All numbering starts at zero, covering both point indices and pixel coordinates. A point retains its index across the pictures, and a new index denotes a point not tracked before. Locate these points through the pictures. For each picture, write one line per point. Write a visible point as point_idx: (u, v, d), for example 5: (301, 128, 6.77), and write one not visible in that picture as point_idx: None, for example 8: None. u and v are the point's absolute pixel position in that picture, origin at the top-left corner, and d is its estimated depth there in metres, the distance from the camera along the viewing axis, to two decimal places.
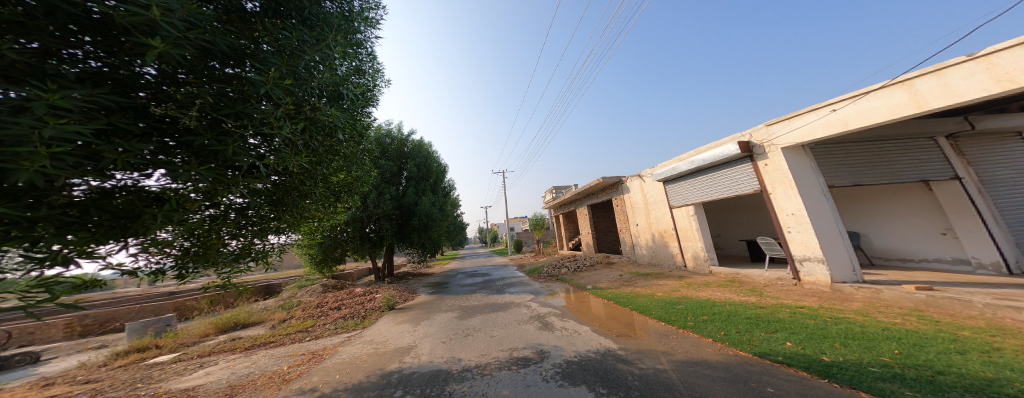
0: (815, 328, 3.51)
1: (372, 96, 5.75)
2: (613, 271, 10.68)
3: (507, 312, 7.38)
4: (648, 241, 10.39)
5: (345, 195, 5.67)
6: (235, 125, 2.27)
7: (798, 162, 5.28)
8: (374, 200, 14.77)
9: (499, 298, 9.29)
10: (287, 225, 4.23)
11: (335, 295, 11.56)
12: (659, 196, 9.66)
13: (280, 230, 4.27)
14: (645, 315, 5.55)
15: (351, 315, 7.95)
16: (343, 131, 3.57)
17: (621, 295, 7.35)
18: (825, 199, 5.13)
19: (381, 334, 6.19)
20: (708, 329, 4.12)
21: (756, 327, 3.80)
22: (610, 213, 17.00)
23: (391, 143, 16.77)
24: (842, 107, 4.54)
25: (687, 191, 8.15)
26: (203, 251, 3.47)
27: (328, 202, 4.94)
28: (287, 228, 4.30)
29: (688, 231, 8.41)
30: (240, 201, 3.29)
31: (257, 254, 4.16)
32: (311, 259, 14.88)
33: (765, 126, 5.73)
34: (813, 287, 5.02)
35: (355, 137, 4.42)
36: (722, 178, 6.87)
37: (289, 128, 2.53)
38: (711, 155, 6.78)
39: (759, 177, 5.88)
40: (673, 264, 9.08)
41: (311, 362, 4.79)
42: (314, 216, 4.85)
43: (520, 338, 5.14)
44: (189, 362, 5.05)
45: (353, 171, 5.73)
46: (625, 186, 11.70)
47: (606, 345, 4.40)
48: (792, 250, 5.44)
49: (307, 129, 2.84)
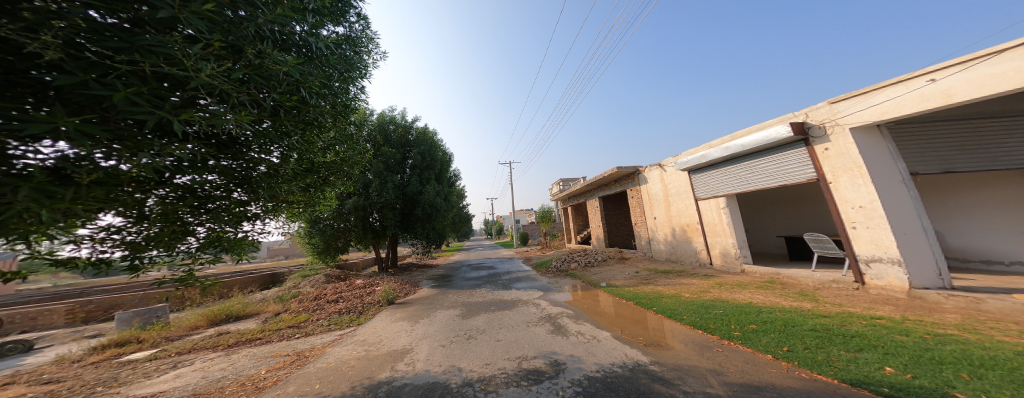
0: (917, 348, 2.68)
1: (363, 65, 5.08)
2: (628, 267, 9.93)
3: (514, 311, 6.73)
4: (667, 235, 9.56)
5: (332, 179, 5.04)
6: (123, 63, 1.54)
7: (870, 145, 4.43)
8: (376, 189, 14.28)
9: (505, 294, 8.67)
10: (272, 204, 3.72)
11: (335, 286, 11.14)
12: (681, 186, 8.79)
13: (268, 211, 3.76)
14: (673, 319, 4.76)
15: (347, 310, 7.43)
16: (312, 94, 2.90)
17: (642, 294, 6.55)
18: (905, 189, 4.26)
19: (374, 333, 5.65)
20: (761, 342, 3.34)
21: (831, 343, 2.99)
22: (623, 205, 16.13)
23: (394, 130, 16.19)
24: (946, 76, 3.62)
25: (717, 181, 7.29)
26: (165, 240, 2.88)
27: (312, 183, 4.36)
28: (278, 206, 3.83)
29: (716, 225, 7.53)
30: (200, 178, 2.71)
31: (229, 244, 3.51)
32: (313, 248, 14.52)
33: (827, 104, 4.86)
34: (883, 293, 4.22)
35: (336, 107, 3.74)
36: (765, 166, 6.00)
37: (218, 75, 1.85)
38: (754, 139, 5.91)
39: (814, 164, 5.05)
40: (696, 261, 8.26)
41: (293, 366, 4.26)
42: (301, 198, 4.31)
43: (530, 344, 4.48)
44: (164, 361, 4.59)
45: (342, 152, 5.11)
46: (643, 177, 10.84)
47: (634, 356, 3.67)
48: (856, 249, 4.60)
49: (251, 82, 2.16)
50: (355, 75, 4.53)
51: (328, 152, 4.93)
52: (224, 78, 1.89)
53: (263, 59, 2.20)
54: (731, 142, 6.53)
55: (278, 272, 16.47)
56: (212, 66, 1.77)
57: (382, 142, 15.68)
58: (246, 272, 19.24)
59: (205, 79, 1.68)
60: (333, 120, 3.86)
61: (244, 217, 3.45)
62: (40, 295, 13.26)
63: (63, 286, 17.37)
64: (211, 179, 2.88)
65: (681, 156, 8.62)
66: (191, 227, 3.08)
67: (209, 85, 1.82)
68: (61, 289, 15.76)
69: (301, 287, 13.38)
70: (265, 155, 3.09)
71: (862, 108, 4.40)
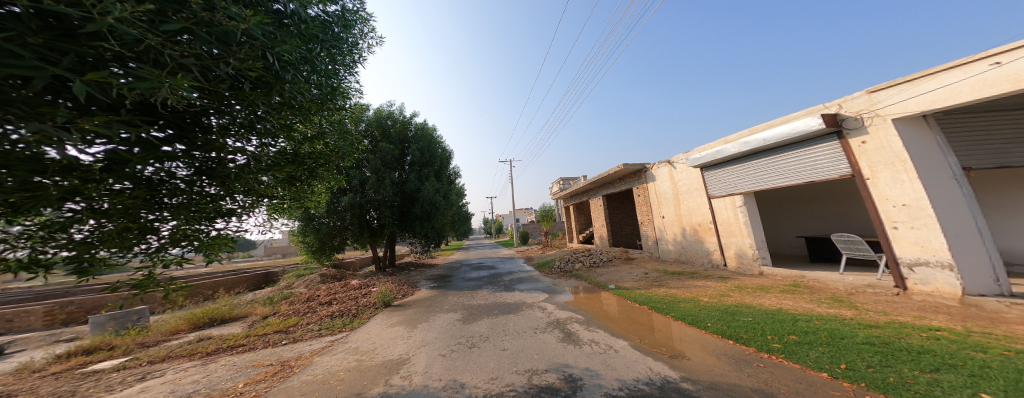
0: (1008, 370, 2.27)
1: (356, 47, 4.65)
2: (635, 268, 9.50)
3: (519, 316, 6.28)
4: (676, 235, 9.16)
5: (319, 171, 4.56)
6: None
7: (916, 137, 4.06)
8: (373, 186, 13.80)
9: (508, 296, 8.24)
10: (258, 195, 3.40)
11: (328, 287, 10.65)
12: (692, 184, 8.40)
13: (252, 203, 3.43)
14: (694, 325, 4.36)
15: (341, 314, 6.97)
16: (284, 65, 2.46)
17: (656, 296, 6.13)
18: (955, 186, 3.90)
19: (368, 340, 5.22)
20: (810, 356, 2.92)
21: (897, 361, 2.60)
22: (627, 204, 15.68)
23: (392, 125, 15.70)
24: (1015, 59, 3.17)
25: (733, 178, 6.87)
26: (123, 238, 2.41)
27: (296, 176, 3.92)
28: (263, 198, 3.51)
29: (732, 224, 7.04)
30: (156, 168, 2.41)
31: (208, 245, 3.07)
32: (308, 247, 14.02)
33: (866, 93, 4.48)
34: (931, 301, 3.84)
35: (318, 88, 3.27)
36: (789, 161, 5.61)
37: (137, 23, 1.43)
38: (778, 132, 5.50)
39: (849, 159, 4.68)
40: (708, 262, 7.83)
41: (275, 378, 3.79)
42: (287, 192, 3.94)
43: (539, 355, 4.07)
44: (132, 372, 4.12)
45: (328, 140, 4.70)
46: (650, 174, 10.45)
47: (661, 371, 3.23)
48: (898, 251, 4.23)
49: (196, 41, 1.72)
50: (346, 55, 4.09)
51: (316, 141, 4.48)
52: (150, 30, 1.47)
53: (213, 13, 1.77)
54: (750, 136, 6.12)
55: (272, 272, 15.98)
56: (125, 8, 1.36)
57: (379, 138, 15.18)
58: (240, 271, 18.74)
59: (110, 23, 1.28)
60: (318, 103, 3.39)
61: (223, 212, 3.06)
62: (25, 295, 12.78)
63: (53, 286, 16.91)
64: (175, 170, 2.62)
65: (693, 152, 8.21)
66: (153, 227, 2.62)
67: (126, 37, 1.41)
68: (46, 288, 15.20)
69: (296, 287, 12.93)
70: (238, 154, 2.86)
71: (908, 97, 4.00)
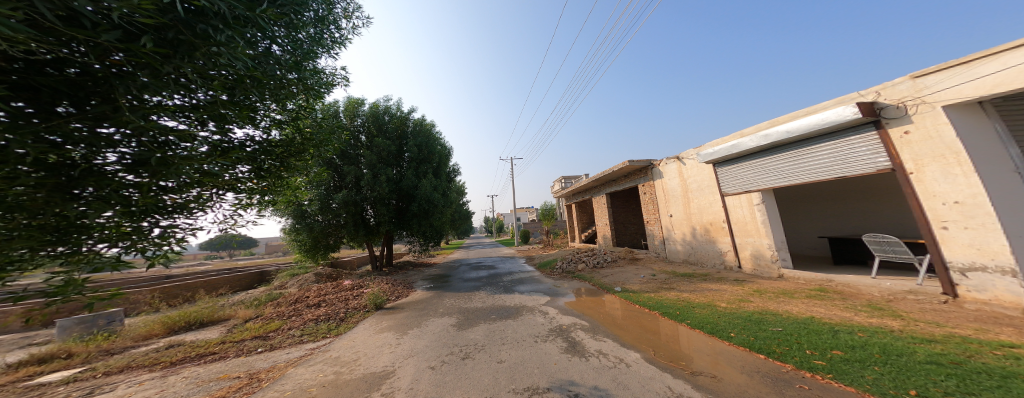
0: None
1: (325, 24, 4.29)
2: (642, 269, 9.00)
3: (518, 321, 5.82)
4: (686, 235, 8.68)
5: (289, 160, 4.10)
6: None
7: (971, 126, 3.69)
8: (369, 183, 13.32)
9: (508, 299, 7.80)
10: (217, 184, 3.13)
11: (320, 287, 10.22)
12: (703, 181, 7.93)
13: (212, 193, 3.17)
14: (711, 335, 3.88)
15: (328, 318, 6.52)
16: (216, 21, 2.04)
17: (667, 300, 5.67)
18: (1014, 181, 3.56)
19: (352, 349, 4.80)
20: (866, 379, 2.42)
21: (980, 388, 2.12)
22: (632, 202, 15.15)
23: (390, 121, 15.25)
24: None
25: (751, 174, 6.37)
26: (52, 237, 2.05)
27: (262, 164, 3.61)
28: (224, 188, 3.23)
29: (747, 223, 6.53)
30: (94, 155, 2.08)
31: (157, 242, 2.81)
32: (301, 246, 13.58)
33: (910, 79, 4.09)
34: (988, 310, 3.36)
35: (270, 59, 2.82)
36: (817, 155, 5.18)
37: None
38: (805, 123, 5.04)
39: (889, 152, 4.30)
40: (720, 264, 7.36)
41: (240, 394, 3.35)
42: (254, 181, 3.63)
43: (540, 369, 3.61)
44: (83, 386, 3.70)
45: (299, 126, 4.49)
46: (659, 171, 9.98)
47: (682, 392, 2.75)
48: (948, 254, 3.83)
49: None
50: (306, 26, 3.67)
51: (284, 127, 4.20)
52: None
53: None
54: (773, 128, 5.64)
55: (267, 271, 15.59)
56: None
57: (376, 133, 14.69)
58: (235, 271, 18.38)
59: None
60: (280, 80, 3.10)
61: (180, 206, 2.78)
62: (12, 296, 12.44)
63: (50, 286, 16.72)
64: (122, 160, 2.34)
65: (705, 148, 7.73)
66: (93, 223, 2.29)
67: None
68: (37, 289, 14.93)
69: (289, 287, 12.53)
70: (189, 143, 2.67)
71: (959, 82, 3.62)
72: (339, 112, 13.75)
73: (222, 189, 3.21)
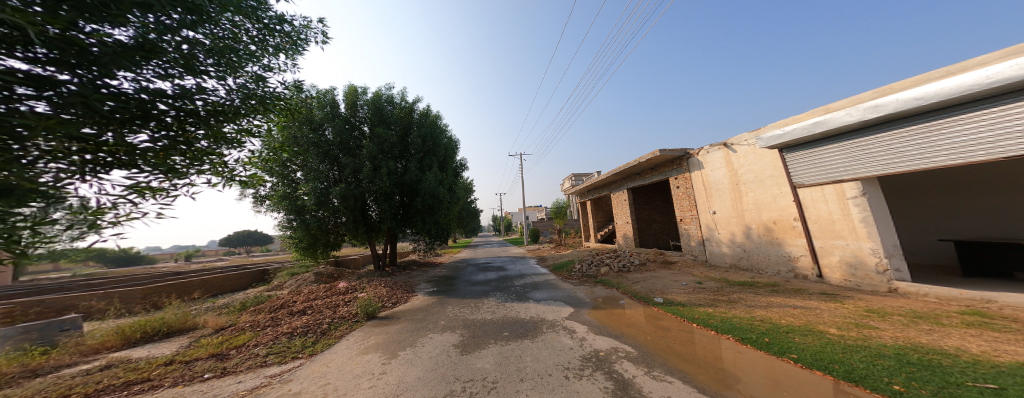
0: None
1: None
2: (682, 275, 7.58)
3: (536, 342, 4.56)
4: (736, 235, 7.25)
5: (223, 122, 2.99)
6: None
7: None
8: (369, 176, 12.19)
9: (522, 309, 6.55)
10: (87, 152, 2.21)
11: (312, 290, 9.27)
12: (759, 170, 6.52)
13: (86, 173, 2.23)
14: (829, 375, 2.57)
15: (307, 330, 5.45)
16: None
17: (734, 316, 4.31)
18: None
19: (322, 379, 3.69)
20: None
21: None
22: (657, 199, 13.67)
23: (394, 111, 14.31)
24: None
25: (844, 157, 4.93)
26: None
27: (179, 132, 2.68)
28: (106, 165, 2.30)
29: (835, 223, 5.10)
30: None
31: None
32: (298, 244, 12.68)
33: None
34: None
35: None
36: (971, 127, 3.79)
37: None
38: (959, 88, 3.73)
39: None
40: (788, 272, 5.94)
41: None
42: (172, 159, 2.67)
43: None
44: None
45: (252, 83, 3.44)
46: (697, 160, 8.61)
47: None
48: None
49: None
50: None
51: (220, 79, 3.08)
52: None
53: None
54: (890, 96, 4.29)
55: (267, 269, 14.84)
56: None
57: (377, 123, 13.67)
58: (234, 270, 17.76)
59: None
60: None
61: (4, 183, 1.78)
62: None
63: (51, 286, 16.40)
64: None
65: (767, 129, 6.35)
66: None
67: None
68: (35, 290, 14.68)
69: (285, 287, 11.65)
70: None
71: None
72: (338, 99, 12.88)
73: (100, 166, 2.28)
